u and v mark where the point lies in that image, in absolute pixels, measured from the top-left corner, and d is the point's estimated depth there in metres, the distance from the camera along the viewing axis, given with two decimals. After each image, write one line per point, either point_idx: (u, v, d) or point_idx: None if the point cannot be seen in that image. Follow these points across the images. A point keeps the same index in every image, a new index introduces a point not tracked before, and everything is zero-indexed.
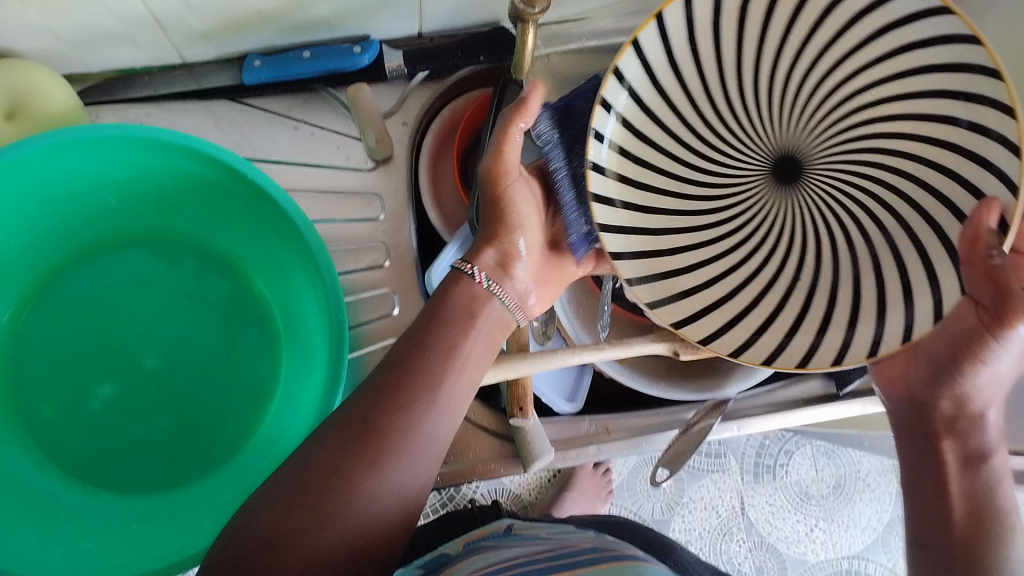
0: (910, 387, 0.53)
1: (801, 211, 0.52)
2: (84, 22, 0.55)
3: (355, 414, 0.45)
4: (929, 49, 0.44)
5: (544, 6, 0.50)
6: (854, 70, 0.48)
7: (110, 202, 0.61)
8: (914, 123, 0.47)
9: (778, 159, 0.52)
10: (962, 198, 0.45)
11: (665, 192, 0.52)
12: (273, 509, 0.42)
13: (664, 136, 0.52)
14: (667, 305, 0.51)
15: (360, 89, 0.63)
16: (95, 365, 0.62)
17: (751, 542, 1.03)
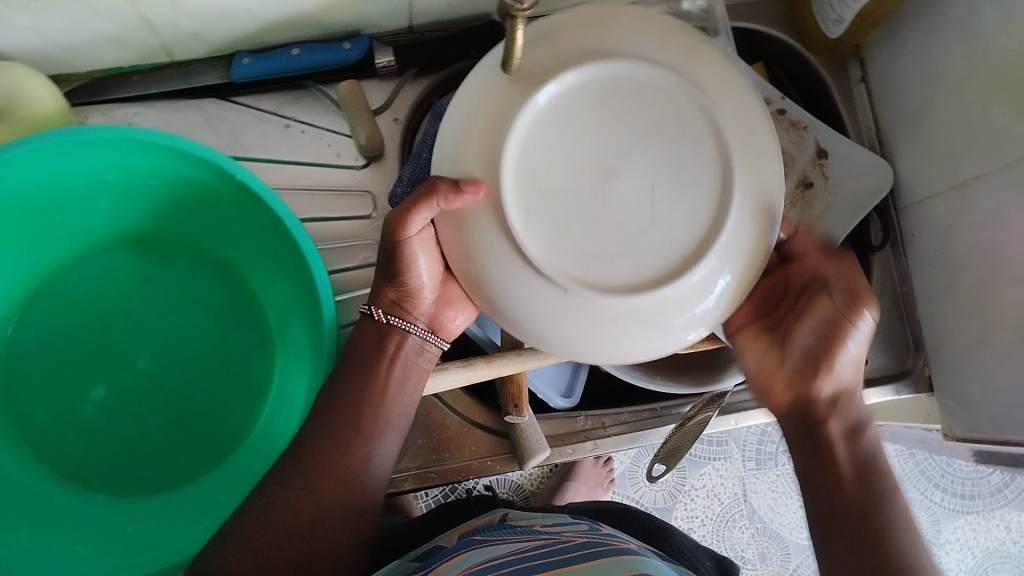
0: (664, 299, 0.41)
1: (638, 267, 0.41)
2: (71, 24, 0.55)
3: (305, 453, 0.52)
4: (583, 218, 0.41)
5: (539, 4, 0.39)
6: (548, 245, 0.41)
7: (98, 202, 0.60)
8: (599, 236, 0.41)
9: (579, 274, 0.41)
10: (669, 230, 0.42)
11: (539, 165, 0.42)
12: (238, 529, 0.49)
13: (521, 187, 0.41)
14: (610, 82, 0.42)
15: (353, 85, 0.64)
16: (88, 366, 0.62)
17: (754, 528, 1.03)
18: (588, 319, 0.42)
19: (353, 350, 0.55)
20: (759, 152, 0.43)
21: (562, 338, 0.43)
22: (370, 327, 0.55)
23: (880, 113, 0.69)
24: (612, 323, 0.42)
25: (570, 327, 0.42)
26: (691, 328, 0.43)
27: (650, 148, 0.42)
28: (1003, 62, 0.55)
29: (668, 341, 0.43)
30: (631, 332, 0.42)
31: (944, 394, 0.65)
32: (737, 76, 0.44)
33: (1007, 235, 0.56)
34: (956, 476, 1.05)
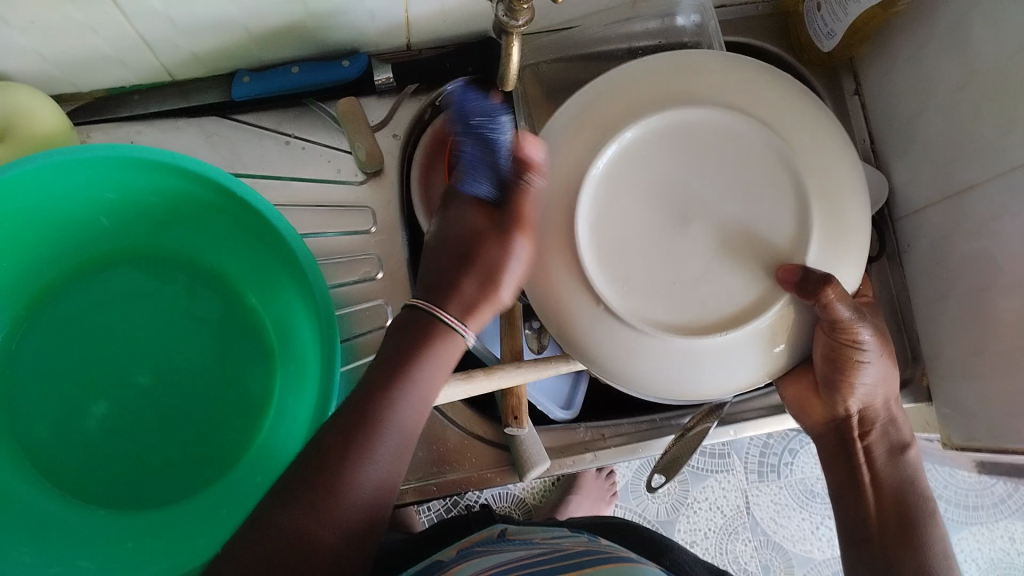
0: (716, 335, 0.47)
1: (695, 306, 0.48)
2: (74, 45, 0.56)
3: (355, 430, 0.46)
4: (649, 261, 0.49)
5: (527, 18, 0.51)
6: (608, 282, 0.48)
7: (100, 220, 0.61)
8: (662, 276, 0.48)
9: (640, 308, 0.48)
10: (727, 272, 0.48)
11: (619, 204, 0.49)
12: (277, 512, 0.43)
13: (600, 224, 0.49)
14: (693, 134, 0.49)
15: (351, 101, 0.64)
16: (88, 382, 0.62)
17: (756, 541, 1.03)
18: (647, 355, 0.48)
19: (403, 350, 0.48)
20: (836, 196, 0.48)
21: (627, 376, 0.50)
22: (422, 331, 0.48)
23: (874, 124, 0.70)
24: (679, 366, 0.48)
25: (641, 367, 0.49)
26: (734, 375, 0.49)
27: (724, 197, 0.49)
28: (993, 74, 0.55)
29: (723, 383, 0.49)
30: (688, 374, 0.48)
31: (941, 403, 0.66)
32: (819, 124, 0.50)
33: (1000, 244, 0.56)
34: (959, 488, 1.05)
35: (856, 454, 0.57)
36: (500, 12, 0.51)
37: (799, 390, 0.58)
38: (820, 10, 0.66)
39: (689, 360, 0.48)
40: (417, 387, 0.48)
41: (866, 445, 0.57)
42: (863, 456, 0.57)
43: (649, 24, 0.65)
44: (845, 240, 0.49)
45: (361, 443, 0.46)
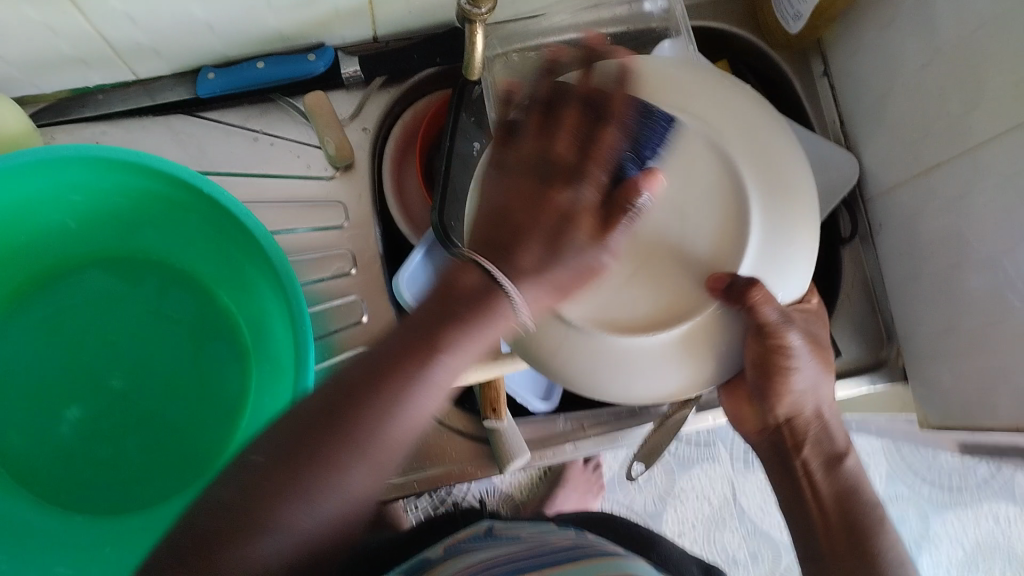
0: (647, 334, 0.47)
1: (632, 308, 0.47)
2: (33, 45, 0.55)
3: (340, 408, 0.41)
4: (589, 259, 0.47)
5: (490, 5, 0.51)
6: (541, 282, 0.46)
7: (67, 223, 0.60)
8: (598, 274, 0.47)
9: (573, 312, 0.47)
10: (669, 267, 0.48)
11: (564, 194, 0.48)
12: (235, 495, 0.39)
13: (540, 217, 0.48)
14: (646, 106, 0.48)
15: (319, 96, 0.64)
16: (62, 388, 0.62)
17: (744, 530, 1.03)
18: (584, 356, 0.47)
19: (430, 324, 0.42)
20: (780, 188, 0.48)
21: (563, 373, 0.49)
22: (475, 299, 0.42)
23: (843, 105, 0.70)
24: (613, 365, 0.47)
25: (574, 363, 0.48)
26: (661, 384, 0.48)
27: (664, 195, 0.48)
28: (956, 51, 0.55)
29: (660, 389, 0.48)
30: (626, 377, 0.48)
31: (916, 383, 0.66)
32: (769, 125, 0.49)
33: (969, 220, 0.57)
34: (943, 470, 1.05)
35: (795, 469, 0.58)
36: (462, 0, 0.51)
37: (734, 406, 0.58)
38: None
39: (621, 361, 0.47)
40: (461, 355, 0.43)
41: (802, 459, 0.58)
42: (803, 473, 0.58)
43: (617, 9, 0.65)
44: (796, 240, 0.48)
45: (338, 440, 0.41)
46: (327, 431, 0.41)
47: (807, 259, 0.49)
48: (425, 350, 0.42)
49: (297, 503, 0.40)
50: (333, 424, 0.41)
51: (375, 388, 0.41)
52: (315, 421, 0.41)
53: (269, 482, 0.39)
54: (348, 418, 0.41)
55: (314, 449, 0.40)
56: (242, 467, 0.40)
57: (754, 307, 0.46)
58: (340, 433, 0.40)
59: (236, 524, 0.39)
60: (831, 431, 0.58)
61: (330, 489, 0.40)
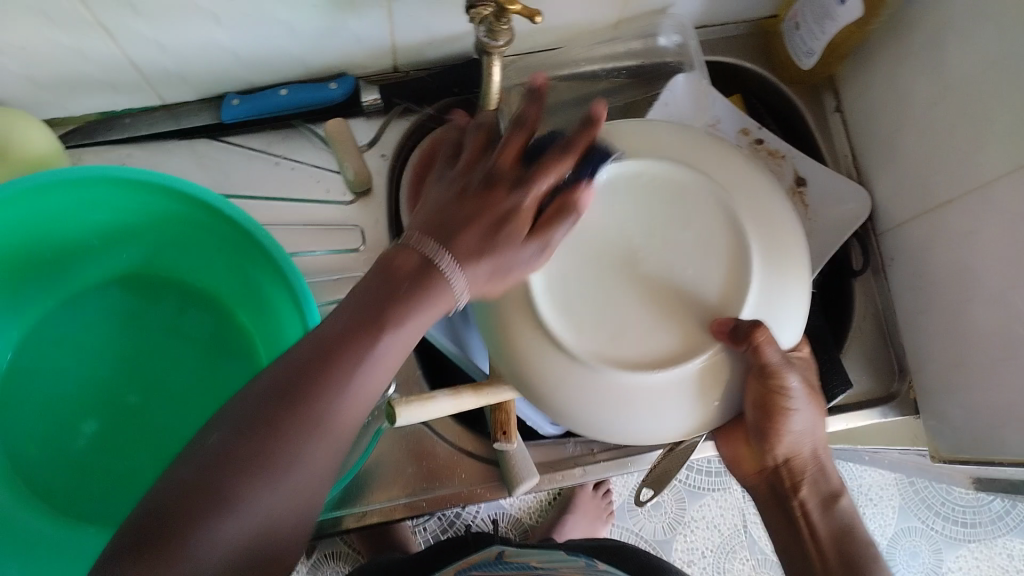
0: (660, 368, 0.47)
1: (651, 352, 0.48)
2: (63, 70, 0.56)
3: (293, 380, 0.40)
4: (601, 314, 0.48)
5: (507, 39, 0.52)
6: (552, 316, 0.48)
7: (91, 241, 0.62)
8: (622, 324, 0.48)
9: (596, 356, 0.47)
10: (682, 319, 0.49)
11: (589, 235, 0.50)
12: (194, 475, 0.38)
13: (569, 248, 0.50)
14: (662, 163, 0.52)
15: (339, 123, 0.66)
16: (80, 402, 0.63)
17: (754, 559, 1.03)
18: (601, 395, 0.48)
19: (379, 297, 0.42)
20: (773, 231, 0.50)
21: (566, 411, 0.49)
22: (416, 276, 0.42)
23: (855, 140, 0.70)
24: (617, 402, 0.48)
25: (578, 399, 0.48)
26: (669, 418, 0.48)
27: (671, 243, 0.50)
28: (967, 90, 0.56)
29: (663, 426, 0.48)
30: (637, 414, 0.48)
31: (928, 416, 0.66)
32: (766, 185, 0.52)
33: (979, 256, 0.57)
34: (957, 504, 1.05)
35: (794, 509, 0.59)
36: (480, 34, 0.53)
37: (733, 446, 0.60)
38: (799, 28, 0.67)
39: (631, 396, 0.47)
40: (404, 335, 0.42)
41: (801, 500, 0.58)
42: (800, 513, 0.58)
43: (631, 44, 0.67)
44: (794, 281, 0.50)
45: (290, 409, 0.40)
46: (286, 399, 0.40)
47: (802, 300, 0.51)
48: (381, 318, 0.41)
49: (252, 483, 0.39)
50: (288, 400, 0.40)
51: (322, 356, 0.41)
52: (270, 400, 0.40)
53: (226, 461, 0.38)
54: (301, 392, 0.40)
55: (270, 427, 0.39)
56: (201, 450, 0.39)
57: (757, 347, 0.46)
58: (293, 406, 0.40)
59: (193, 507, 0.37)
60: (828, 472, 0.59)
61: (289, 465, 0.40)
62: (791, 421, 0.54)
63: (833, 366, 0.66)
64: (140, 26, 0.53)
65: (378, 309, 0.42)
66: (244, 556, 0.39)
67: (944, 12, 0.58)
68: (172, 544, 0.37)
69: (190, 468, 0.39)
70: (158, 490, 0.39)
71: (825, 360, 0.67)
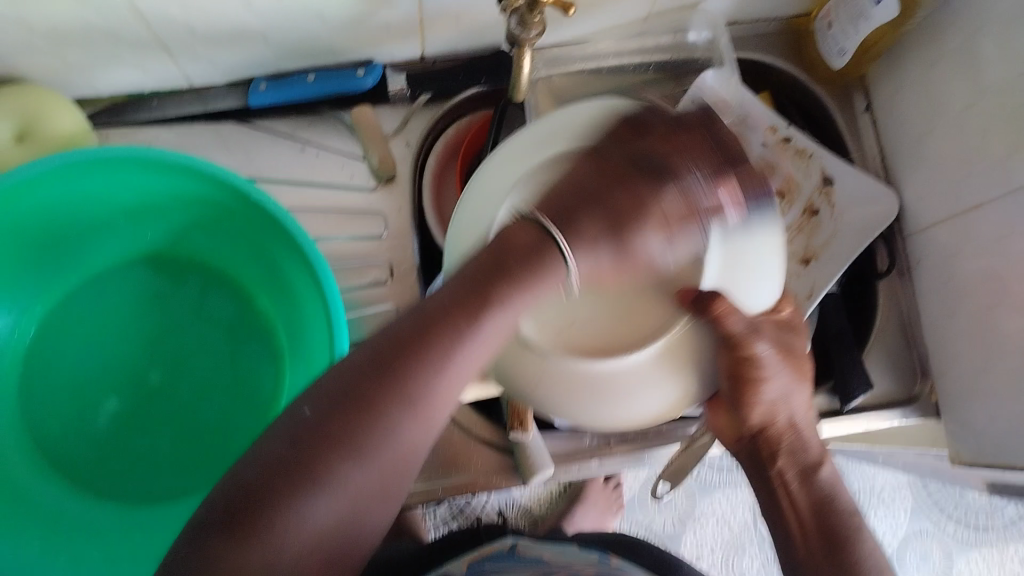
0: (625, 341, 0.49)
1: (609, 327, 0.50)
2: (95, 49, 0.56)
3: (389, 359, 0.40)
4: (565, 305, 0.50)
5: (539, 30, 0.52)
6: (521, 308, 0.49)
7: (118, 221, 0.62)
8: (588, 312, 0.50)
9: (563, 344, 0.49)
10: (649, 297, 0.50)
11: None
12: (286, 445, 0.38)
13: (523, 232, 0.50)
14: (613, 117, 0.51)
15: (365, 109, 0.67)
16: (101, 379, 0.63)
17: (763, 556, 1.03)
18: (572, 385, 0.49)
19: (478, 276, 0.42)
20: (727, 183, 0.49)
21: (548, 404, 0.51)
22: (532, 252, 0.43)
23: (885, 142, 0.70)
24: (586, 385, 0.49)
25: (553, 392, 0.50)
26: (649, 400, 0.50)
27: None
28: (1002, 96, 0.56)
29: (654, 412, 0.50)
30: (616, 402, 0.50)
31: (951, 420, 0.66)
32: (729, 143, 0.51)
33: (1008, 263, 0.56)
34: (971, 509, 1.04)
35: (772, 478, 0.57)
36: (511, 25, 0.52)
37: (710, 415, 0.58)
38: (831, 27, 0.66)
39: (605, 381, 0.49)
40: (517, 309, 0.43)
41: (778, 470, 0.57)
42: (780, 488, 0.57)
43: (661, 38, 0.67)
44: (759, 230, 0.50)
45: (386, 388, 0.39)
46: (383, 375, 0.40)
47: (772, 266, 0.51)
48: (482, 296, 0.42)
49: (345, 461, 0.38)
50: (384, 377, 0.40)
51: (421, 334, 0.41)
52: (365, 377, 0.40)
53: (322, 435, 0.38)
54: (397, 371, 0.40)
55: (364, 405, 0.39)
56: (292, 421, 0.39)
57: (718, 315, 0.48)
58: (389, 388, 0.39)
59: (284, 478, 0.37)
60: (807, 443, 0.57)
61: (381, 446, 0.39)
62: (769, 377, 0.53)
63: (853, 366, 0.66)
64: (172, 10, 0.53)
65: (484, 283, 0.42)
66: (329, 540, 0.38)
67: (982, 16, 0.57)
68: (258, 513, 0.36)
69: (285, 434, 0.38)
70: (241, 464, 0.38)
71: (847, 360, 0.67)
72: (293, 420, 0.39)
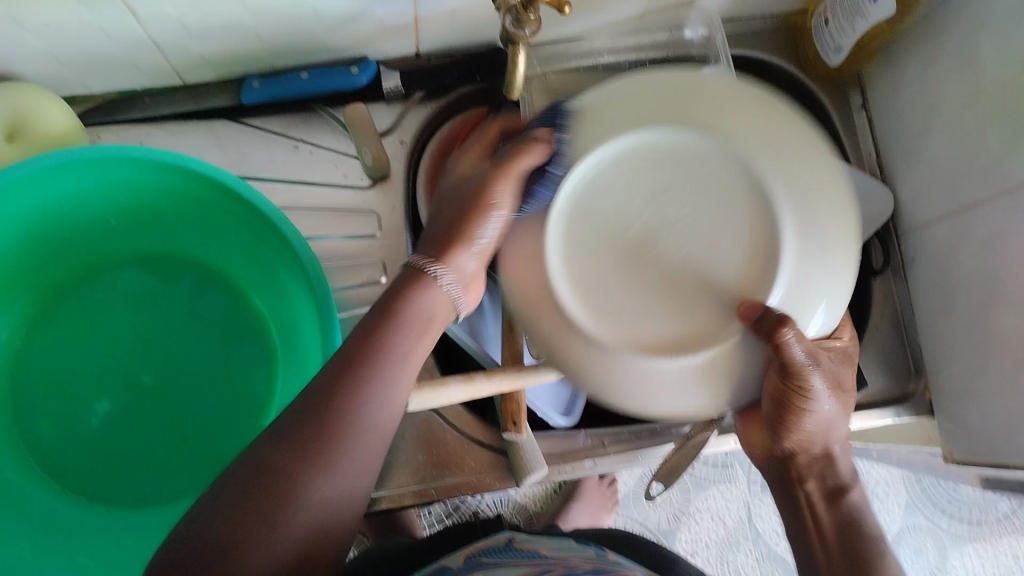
0: (679, 347, 0.44)
1: (670, 333, 0.45)
2: (86, 48, 0.56)
3: (303, 419, 0.43)
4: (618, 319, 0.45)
5: (534, 29, 0.52)
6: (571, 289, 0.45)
7: (109, 220, 0.62)
8: (658, 322, 0.45)
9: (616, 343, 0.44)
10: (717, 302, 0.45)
11: (603, 204, 0.46)
12: (215, 522, 0.40)
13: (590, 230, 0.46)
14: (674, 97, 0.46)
15: (358, 108, 0.64)
16: (94, 379, 0.63)
17: (758, 552, 1.03)
18: (620, 378, 0.45)
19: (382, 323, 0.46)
20: (802, 183, 0.44)
21: (595, 389, 0.47)
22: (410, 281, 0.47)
23: (880, 139, 0.70)
24: (627, 382, 0.45)
25: (599, 379, 0.46)
26: (697, 402, 0.46)
27: (687, 205, 0.45)
28: (998, 94, 0.55)
29: (705, 408, 0.46)
30: (662, 396, 0.45)
31: (944, 420, 0.66)
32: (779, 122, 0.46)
33: (1004, 261, 0.56)
34: (964, 503, 1.05)
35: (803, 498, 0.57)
36: (507, 24, 0.52)
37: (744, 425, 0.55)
38: (827, 24, 0.66)
39: (647, 379, 0.45)
40: (406, 327, 0.46)
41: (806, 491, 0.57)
42: (806, 504, 0.57)
43: (657, 35, 0.66)
44: (830, 234, 0.44)
45: (301, 450, 0.42)
46: (296, 433, 0.43)
47: (846, 272, 0.45)
48: (377, 346, 0.46)
49: (272, 528, 0.40)
50: (293, 438, 0.42)
51: (331, 390, 0.44)
52: (278, 442, 0.42)
53: (246, 507, 0.40)
54: (308, 431, 0.43)
55: (279, 474, 0.41)
56: (213, 497, 0.41)
57: (783, 346, 0.42)
58: (301, 447, 0.42)
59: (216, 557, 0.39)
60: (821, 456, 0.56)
61: (302, 502, 0.42)
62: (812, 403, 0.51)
63: None
64: (165, 8, 0.52)
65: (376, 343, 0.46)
66: None
67: (978, 13, 0.57)
68: None
69: (205, 510, 0.41)
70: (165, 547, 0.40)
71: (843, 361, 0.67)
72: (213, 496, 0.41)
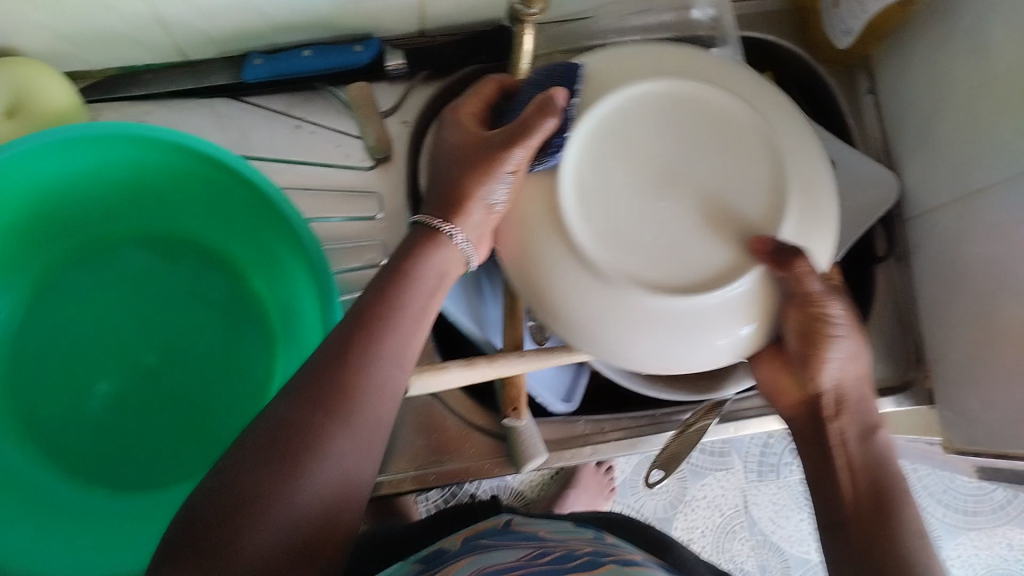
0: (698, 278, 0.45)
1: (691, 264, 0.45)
2: (87, 22, 0.55)
3: (320, 373, 0.45)
4: (641, 245, 0.45)
5: (542, 6, 0.51)
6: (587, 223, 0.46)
7: (108, 198, 0.61)
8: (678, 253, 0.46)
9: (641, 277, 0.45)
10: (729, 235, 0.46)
11: (616, 140, 0.47)
12: (243, 474, 0.41)
13: (612, 163, 0.47)
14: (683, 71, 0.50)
15: (362, 87, 0.65)
16: (93, 359, 0.62)
17: (754, 540, 1.03)
18: (627, 316, 0.46)
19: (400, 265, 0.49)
20: (804, 165, 0.48)
21: (596, 342, 0.48)
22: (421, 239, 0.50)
23: (887, 124, 0.69)
24: (639, 324, 0.46)
25: (606, 328, 0.47)
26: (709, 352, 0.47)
27: (699, 152, 0.48)
28: (1008, 78, 0.55)
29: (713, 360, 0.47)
30: (673, 338, 0.46)
31: (945, 408, 0.66)
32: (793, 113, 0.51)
33: (1010, 248, 0.56)
34: (959, 493, 1.05)
35: (840, 465, 0.53)
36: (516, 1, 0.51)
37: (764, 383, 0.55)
38: (837, 7, 0.65)
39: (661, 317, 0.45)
40: (419, 284, 0.49)
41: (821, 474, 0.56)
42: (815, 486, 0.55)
43: (664, 15, 0.66)
44: (824, 212, 0.49)
45: (318, 406, 0.43)
46: (316, 388, 0.44)
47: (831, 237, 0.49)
48: (393, 298, 0.48)
49: (293, 480, 0.41)
50: (315, 396, 0.44)
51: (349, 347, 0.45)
52: (298, 396, 0.44)
53: (270, 457, 0.42)
54: (330, 388, 0.44)
55: (302, 430, 0.43)
56: (237, 449, 0.42)
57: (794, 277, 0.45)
58: (323, 405, 0.44)
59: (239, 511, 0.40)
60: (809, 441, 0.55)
61: (321, 458, 0.43)
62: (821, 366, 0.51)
63: None
64: None
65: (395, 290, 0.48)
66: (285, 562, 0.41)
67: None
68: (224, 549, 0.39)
69: (231, 464, 0.42)
70: (193, 501, 0.41)
71: None
72: (240, 453, 0.42)
